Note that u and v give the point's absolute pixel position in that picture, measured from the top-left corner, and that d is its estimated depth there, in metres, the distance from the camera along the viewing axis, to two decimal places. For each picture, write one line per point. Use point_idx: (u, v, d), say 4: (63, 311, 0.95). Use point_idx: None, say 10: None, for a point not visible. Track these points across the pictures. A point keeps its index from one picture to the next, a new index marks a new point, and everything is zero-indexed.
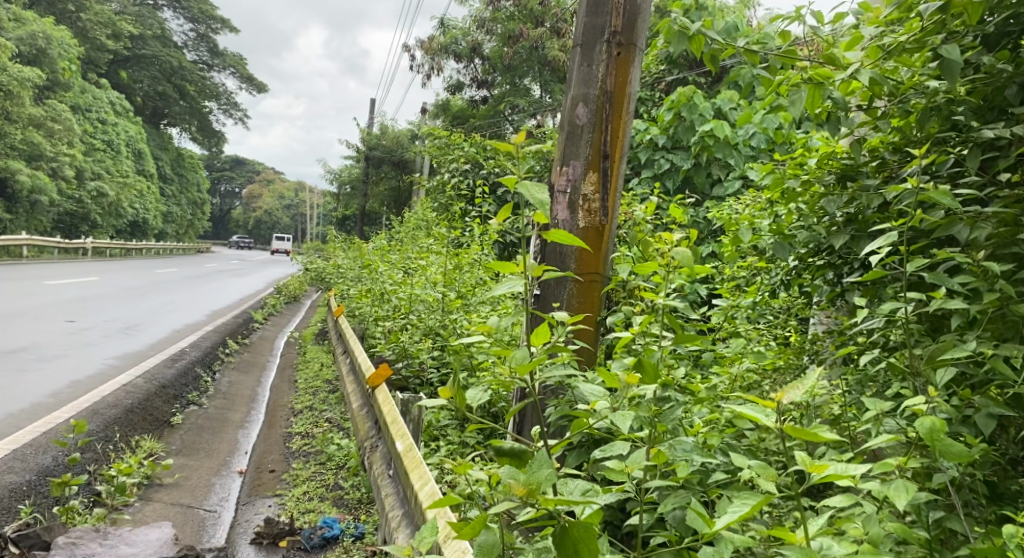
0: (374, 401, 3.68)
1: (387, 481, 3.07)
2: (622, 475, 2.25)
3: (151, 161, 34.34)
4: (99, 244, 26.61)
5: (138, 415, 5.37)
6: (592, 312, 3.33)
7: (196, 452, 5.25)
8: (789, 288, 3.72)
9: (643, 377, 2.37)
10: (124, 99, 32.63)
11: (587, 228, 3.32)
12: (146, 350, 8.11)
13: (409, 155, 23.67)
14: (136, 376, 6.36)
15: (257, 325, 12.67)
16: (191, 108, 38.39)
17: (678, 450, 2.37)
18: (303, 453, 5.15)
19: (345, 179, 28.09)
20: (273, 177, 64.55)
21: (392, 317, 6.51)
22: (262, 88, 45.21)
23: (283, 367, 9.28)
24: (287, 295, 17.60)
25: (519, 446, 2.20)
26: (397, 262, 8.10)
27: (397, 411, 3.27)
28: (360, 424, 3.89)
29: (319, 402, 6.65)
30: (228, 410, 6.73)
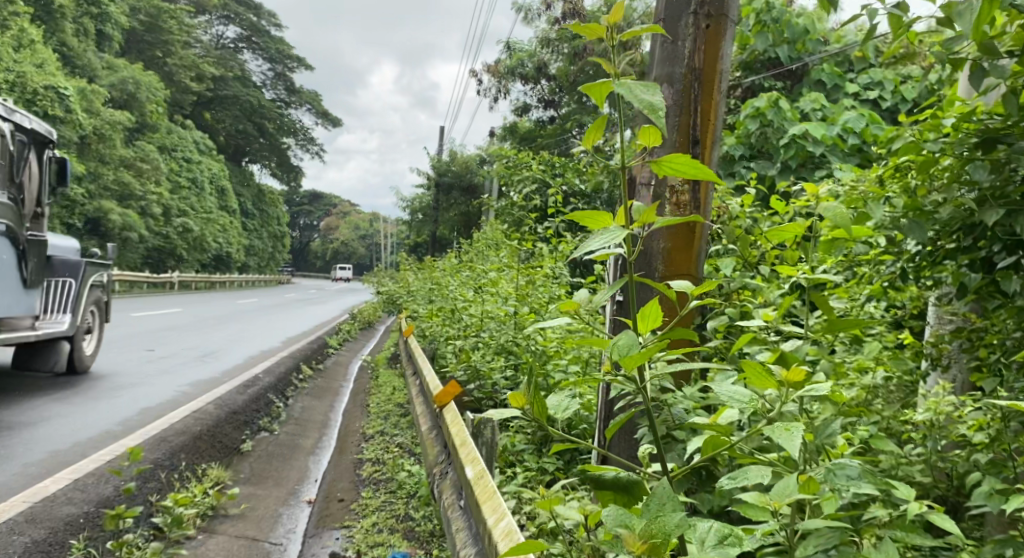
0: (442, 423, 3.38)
1: (458, 513, 2.74)
2: (764, 512, 1.93)
3: (234, 197, 35.37)
4: (185, 278, 27.47)
5: (206, 443, 5.19)
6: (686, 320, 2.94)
7: (264, 481, 5.03)
8: (909, 283, 3.19)
9: (790, 380, 1.95)
10: (207, 137, 33.78)
11: (675, 223, 2.95)
12: (220, 377, 8.04)
13: (478, 180, 23.64)
14: (207, 402, 6.22)
15: (332, 350, 12.64)
16: (270, 144, 39.49)
17: (840, 484, 1.94)
18: (372, 481, 4.88)
19: (416, 206, 28.36)
20: (348, 209, 66.04)
21: (463, 336, 6.27)
22: (337, 123, 46.37)
23: (356, 391, 9.14)
24: (361, 320, 17.67)
25: (627, 477, 1.95)
26: (467, 281, 7.87)
27: (467, 435, 2.98)
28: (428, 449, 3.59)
29: (390, 426, 6.42)
30: (299, 436, 6.53)
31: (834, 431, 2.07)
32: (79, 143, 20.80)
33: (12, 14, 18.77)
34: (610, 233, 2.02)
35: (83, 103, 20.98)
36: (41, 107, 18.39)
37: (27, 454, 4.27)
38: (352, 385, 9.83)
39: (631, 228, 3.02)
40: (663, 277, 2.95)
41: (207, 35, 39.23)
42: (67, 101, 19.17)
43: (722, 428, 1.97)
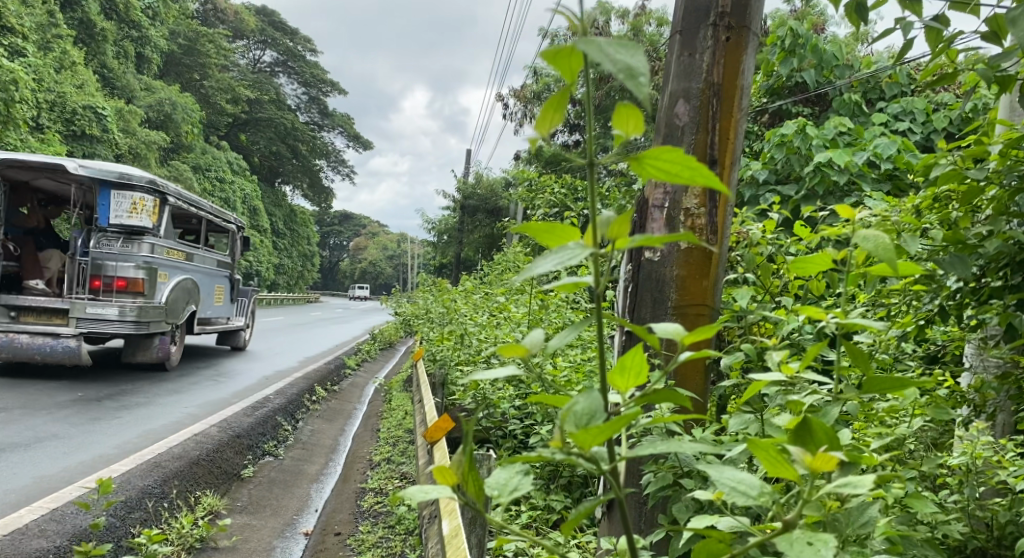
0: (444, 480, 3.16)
1: None
2: None
3: (266, 217, 35.57)
4: None
5: (203, 468, 4.99)
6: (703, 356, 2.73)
7: (262, 510, 4.83)
8: (947, 320, 2.87)
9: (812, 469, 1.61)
10: (240, 157, 34.15)
11: (691, 250, 2.73)
12: (231, 397, 7.90)
13: (503, 202, 23.54)
14: (210, 425, 6.04)
15: (349, 372, 12.47)
16: (303, 166, 39.82)
17: None
18: (372, 514, 4.66)
19: (443, 229, 28.31)
20: (377, 230, 66.35)
21: (474, 362, 6.07)
22: (368, 145, 46.70)
23: (369, 415, 8.93)
24: (382, 342, 17.51)
25: None
26: (483, 305, 7.65)
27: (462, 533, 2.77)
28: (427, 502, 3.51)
29: (398, 453, 6.21)
30: (304, 461, 6.31)
31: (871, 519, 1.79)
32: (115, 162, 21.09)
33: (56, 36, 19.13)
34: (567, 250, 1.67)
35: (120, 123, 21.32)
36: (79, 126, 18.64)
37: (12, 479, 4.17)
38: (367, 408, 9.63)
39: (642, 254, 2.82)
40: (677, 310, 2.72)
41: (243, 59, 39.89)
42: (105, 121, 19.45)
43: (722, 535, 1.71)
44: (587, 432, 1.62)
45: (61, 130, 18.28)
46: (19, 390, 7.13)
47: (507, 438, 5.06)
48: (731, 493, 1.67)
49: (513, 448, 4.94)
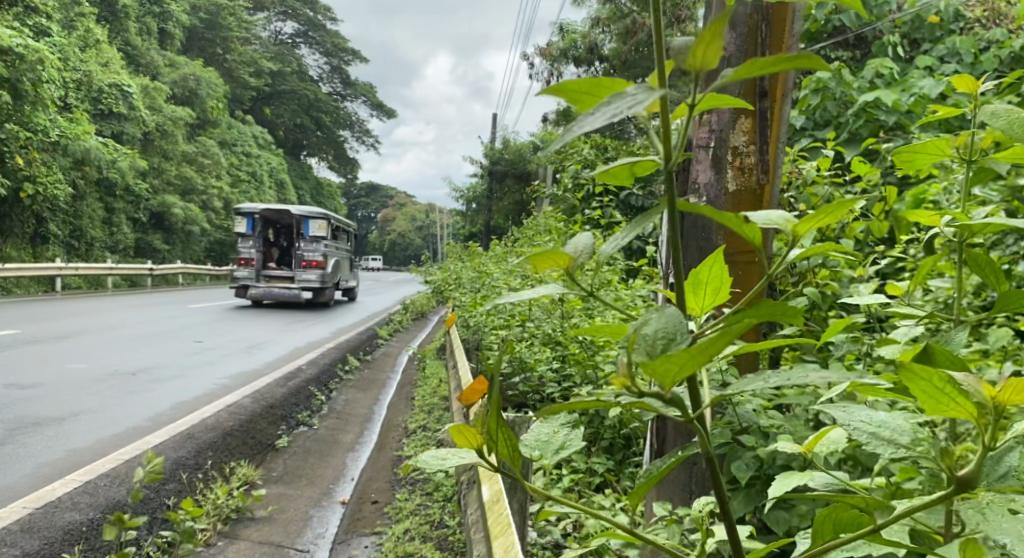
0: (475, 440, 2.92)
1: None
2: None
3: (293, 190, 35.56)
4: None
5: (237, 439, 4.93)
6: None
7: (298, 480, 4.74)
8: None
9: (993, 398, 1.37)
10: (266, 131, 34.11)
11: (740, 191, 2.54)
12: (264, 368, 7.86)
13: (530, 167, 23.22)
14: (244, 395, 5.97)
15: (382, 342, 12.41)
16: (328, 139, 39.70)
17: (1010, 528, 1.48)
18: (409, 482, 4.57)
19: (469, 196, 28.14)
20: (404, 201, 66.34)
21: (508, 327, 5.95)
22: (391, 115, 46.42)
23: (403, 383, 8.86)
24: (413, 310, 17.46)
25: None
26: (514, 268, 7.49)
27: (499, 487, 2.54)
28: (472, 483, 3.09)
29: (433, 421, 6.11)
30: (339, 431, 6.23)
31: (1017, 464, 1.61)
32: (143, 139, 21.09)
33: (79, 15, 19.05)
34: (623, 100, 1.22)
35: (146, 101, 21.29)
36: (106, 105, 18.80)
37: (45, 452, 4.13)
38: (400, 376, 9.56)
39: (686, 199, 2.61)
40: (729, 259, 2.63)
41: (265, 32, 39.64)
42: (132, 98, 19.44)
43: (862, 499, 1.30)
44: (658, 361, 1.15)
45: (89, 108, 18.30)
46: (55, 365, 7.13)
47: (544, 403, 4.94)
48: (874, 442, 1.38)
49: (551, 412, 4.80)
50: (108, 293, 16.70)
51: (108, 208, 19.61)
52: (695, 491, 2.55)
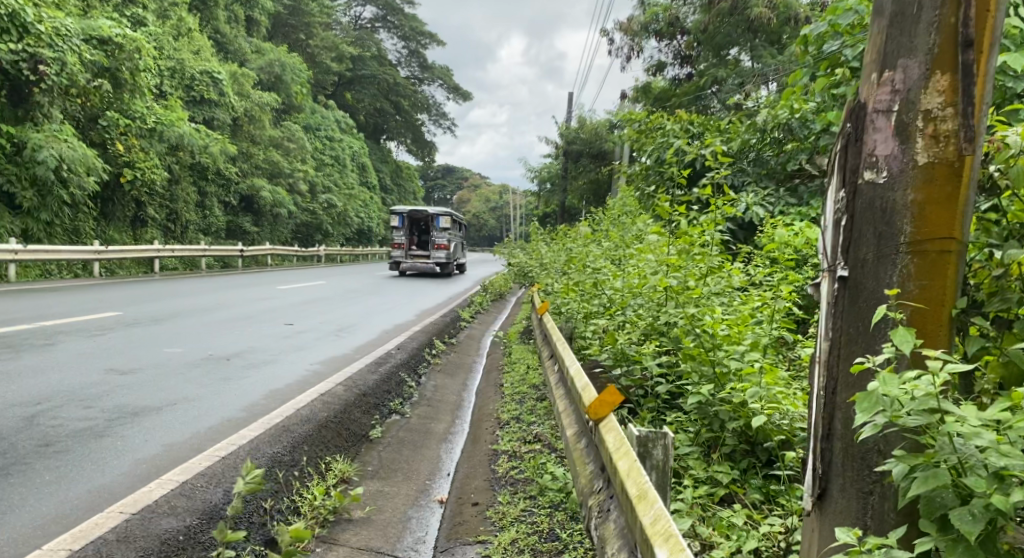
0: (599, 441, 2.62)
1: None
2: None
3: (373, 173, 35.78)
4: (331, 252, 27.80)
5: (332, 431, 4.75)
6: (945, 292, 2.27)
7: (394, 475, 4.52)
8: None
9: None
10: (347, 114, 34.41)
11: (931, 165, 2.25)
12: (352, 353, 7.72)
13: (610, 145, 22.64)
14: (335, 383, 5.81)
15: (465, 325, 12.21)
16: (406, 121, 39.85)
17: None
18: (511, 482, 4.28)
19: (547, 176, 27.73)
20: (479, 183, 66.31)
21: (607, 314, 5.60)
22: (467, 96, 46.30)
23: (489, 368, 8.62)
24: (493, 293, 17.23)
25: None
26: (607, 250, 7.12)
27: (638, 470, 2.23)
28: (593, 495, 2.58)
29: (527, 412, 5.83)
30: (431, 419, 6.01)
31: None
32: (232, 125, 21.46)
33: (171, 3, 19.40)
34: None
35: (234, 86, 21.61)
36: (199, 92, 19.13)
37: (142, 446, 4.02)
38: (486, 361, 9.34)
39: (861, 175, 2.34)
40: (912, 248, 2.27)
41: (345, 16, 39.91)
42: (221, 84, 19.73)
43: None
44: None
45: (182, 95, 18.65)
46: (153, 349, 7.17)
47: (651, 398, 4.58)
48: None
49: (657, 408, 4.45)
50: (200, 274, 17.03)
51: (199, 192, 20.05)
52: (871, 526, 2.30)
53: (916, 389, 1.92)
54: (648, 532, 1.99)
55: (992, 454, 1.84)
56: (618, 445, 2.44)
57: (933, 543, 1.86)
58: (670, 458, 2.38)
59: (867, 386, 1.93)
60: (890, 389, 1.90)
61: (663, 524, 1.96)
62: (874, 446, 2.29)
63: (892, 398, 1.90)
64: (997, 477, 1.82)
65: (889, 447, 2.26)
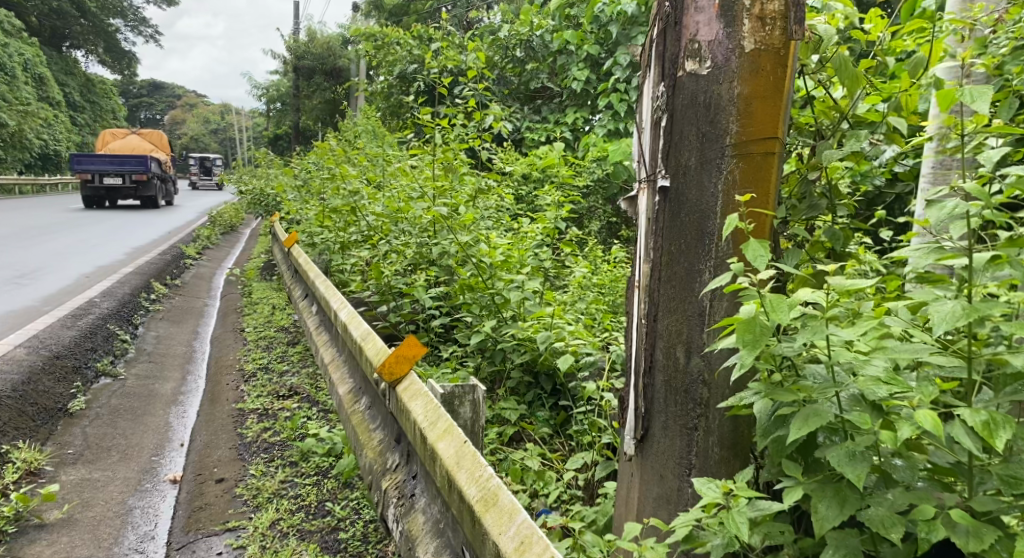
0: (393, 407, 2.09)
1: None
2: None
3: (56, 87, 30.56)
4: (7, 182, 23.16)
5: (9, 411, 3.71)
6: (772, 201, 1.97)
7: (106, 456, 3.63)
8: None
9: None
10: (13, 14, 28.68)
11: (759, 53, 1.91)
12: (42, 303, 6.32)
13: (342, 63, 21.49)
14: (16, 346, 4.61)
15: (191, 262, 10.86)
16: (94, 27, 34.67)
17: None
18: (263, 448, 3.65)
19: (273, 96, 25.87)
20: (192, 101, 60.40)
21: (369, 246, 5.15)
22: (170, 1, 41.09)
23: (225, 310, 7.65)
24: (222, 224, 15.68)
25: None
26: (355, 172, 6.49)
27: (468, 450, 1.72)
28: (386, 475, 2.08)
29: (277, 360, 5.18)
30: (156, 377, 5.05)
31: None
32: None
33: None
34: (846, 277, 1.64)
35: None
36: None
37: None
38: (219, 302, 8.28)
39: (681, 66, 1.96)
40: (737, 150, 1.93)
41: None
42: None
43: None
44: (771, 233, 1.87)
45: None
46: None
47: (422, 331, 4.30)
48: None
49: (430, 344, 4.15)
50: None
51: None
52: (697, 465, 1.98)
53: (793, 309, 1.61)
54: (504, 554, 1.46)
55: (871, 382, 1.55)
56: (427, 414, 1.88)
57: (801, 489, 1.56)
58: (482, 411, 2.04)
59: (746, 312, 1.57)
60: (777, 315, 1.57)
61: (530, 546, 1.42)
62: (699, 376, 1.96)
63: (774, 325, 1.57)
64: (878, 408, 1.54)
65: (716, 377, 1.95)
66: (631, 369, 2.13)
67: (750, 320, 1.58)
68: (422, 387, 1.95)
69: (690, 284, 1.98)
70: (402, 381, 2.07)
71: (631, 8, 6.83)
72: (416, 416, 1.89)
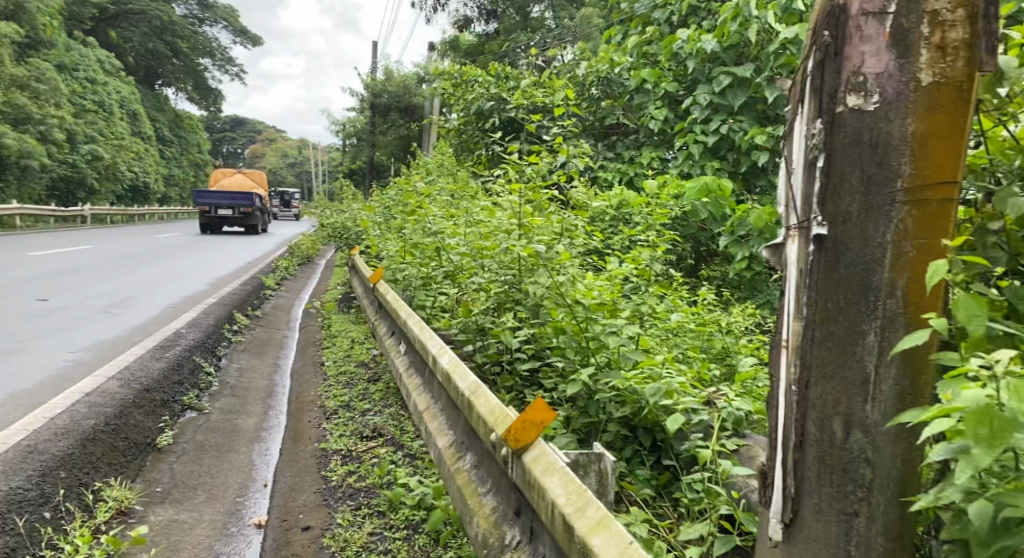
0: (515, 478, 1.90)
1: None
2: None
3: (148, 123, 31.97)
4: (100, 213, 24.18)
5: (101, 445, 3.67)
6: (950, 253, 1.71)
7: (193, 495, 3.55)
8: None
9: None
10: (112, 54, 30.22)
11: (936, 87, 1.68)
12: (131, 333, 6.40)
13: (418, 100, 21.82)
14: (109, 378, 4.62)
15: (270, 292, 10.98)
16: (186, 66, 36.28)
17: None
18: (349, 494, 3.50)
19: (350, 131, 26.47)
20: (274, 137, 62.59)
21: (455, 284, 5.02)
22: (256, 41, 42.72)
23: (304, 343, 7.60)
24: (299, 256, 15.93)
25: None
26: (438, 207, 6.41)
27: (623, 538, 1.53)
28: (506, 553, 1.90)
29: (358, 398, 5.05)
30: (239, 412, 4.99)
31: None
32: None
33: None
34: None
35: None
36: None
37: None
38: (299, 334, 8.27)
39: (842, 102, 1.76)
40: (910, 195, 1.69)
41: None
42: None
43: None
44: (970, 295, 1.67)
45: None
46: None
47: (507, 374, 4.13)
48: None
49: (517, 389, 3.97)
50: None
51: None
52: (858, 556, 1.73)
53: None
54: None
55: None
56: (569, 493, 1.68)
57: None
58: (613, 482, 1.95)
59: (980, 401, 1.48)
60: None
61: None
62: (861, 454, 1.72)
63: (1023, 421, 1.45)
64: None
65: (881, 455, 1.71)
66: (776, 440, 1.90)
67: (979, 410, 1.47)
68: (558, 462, 1.75)
69: (850, 347, 1.74)
70: (529, 450, 1.87)
71: (710, 44, 6.55)
72: (556, 495, 1.69)
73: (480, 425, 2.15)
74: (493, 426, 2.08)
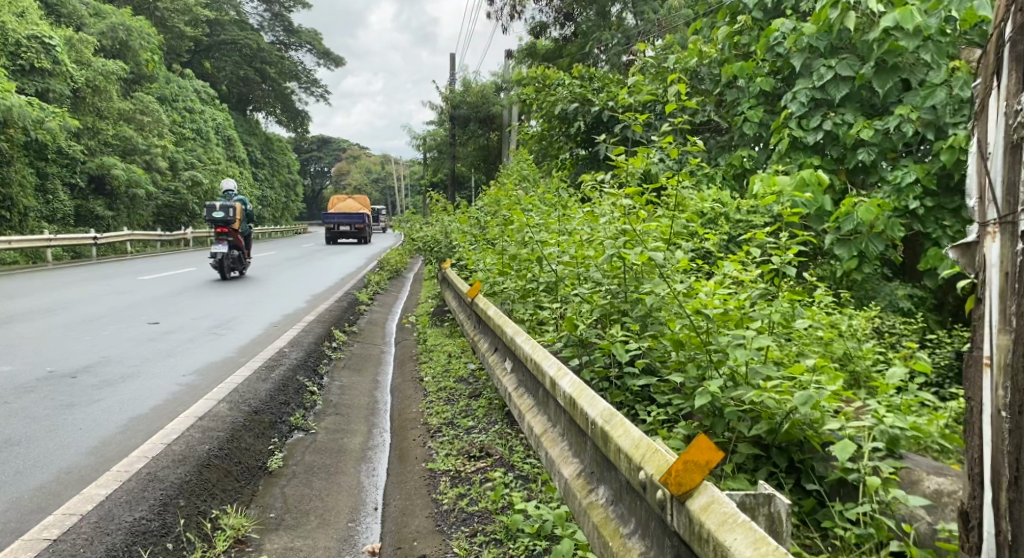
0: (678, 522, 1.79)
1: None
2: None
3: (242, 147, 33.14)
4: (202, 236, 25.14)
5: (217, 471, 3.64)
6: None
7: (307, 521, 3.46)
8: None
9: None
10: (207, 84, 31.48)
11: None
12: (236, 353, 6.46)
13: (497, 110, 21.77)
14: (219, 401, 4.63)
15: (365, 307, 11.05)
16: (274, 91, 37.45)
17: None
18: (463, 519, 3.33)
19: (431, 144, 26.69)
20: (359, 154, 64.16)
21: (558, 297, 4.81)
22: (339, 62, 43.71)
23: (402, 359, 7.49)
24: (389, 270, 16.05)
25: None
26: (535, 217, 6.20)
27: None
28: None
29: (461, 414, 4.89)
30: (344, 431, 4.93)
31: None
32: (73, 100, 18.44)
33: None
34: None
35: (72, 55, 18.48)
36: (27, 60, 16.19)
37: None
38: (395, 349, 8.22)
39: None
40: None
41: None
42: (55, 52, 16.84)
43: None
44: None
45: (8, 64, 15.66)
46: None
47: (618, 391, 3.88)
48: None
49: (631, 405, 3.71)
50: (52, 267, 14.62)
51: (39, 173, 17.20)
52: None
53: None
54: None
55: None
56: (758, 549, 1.57)
57: None
58: (783, 525, 1.91)
59: None
60: None
61: None
62: None
63: None
64: None
65: None
66: (986, 479, 1.73)
67: None
68: (740, 514, 1.64)
69: None
70: (695, 495, 1.76)
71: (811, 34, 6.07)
72: (744, 552, 1.58)
73: (625, 462, 2.04)
74: (643, 463, 1.96)
